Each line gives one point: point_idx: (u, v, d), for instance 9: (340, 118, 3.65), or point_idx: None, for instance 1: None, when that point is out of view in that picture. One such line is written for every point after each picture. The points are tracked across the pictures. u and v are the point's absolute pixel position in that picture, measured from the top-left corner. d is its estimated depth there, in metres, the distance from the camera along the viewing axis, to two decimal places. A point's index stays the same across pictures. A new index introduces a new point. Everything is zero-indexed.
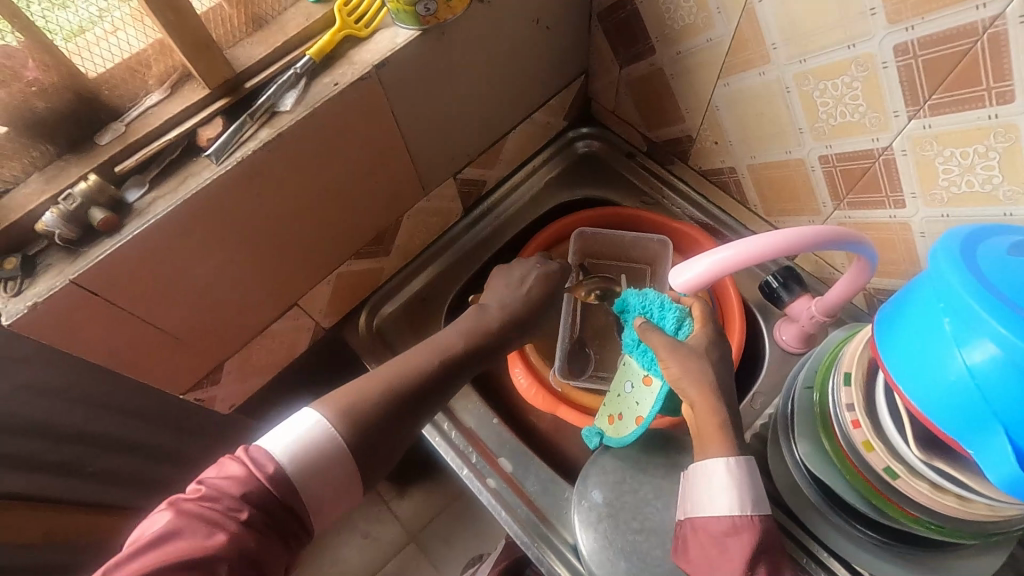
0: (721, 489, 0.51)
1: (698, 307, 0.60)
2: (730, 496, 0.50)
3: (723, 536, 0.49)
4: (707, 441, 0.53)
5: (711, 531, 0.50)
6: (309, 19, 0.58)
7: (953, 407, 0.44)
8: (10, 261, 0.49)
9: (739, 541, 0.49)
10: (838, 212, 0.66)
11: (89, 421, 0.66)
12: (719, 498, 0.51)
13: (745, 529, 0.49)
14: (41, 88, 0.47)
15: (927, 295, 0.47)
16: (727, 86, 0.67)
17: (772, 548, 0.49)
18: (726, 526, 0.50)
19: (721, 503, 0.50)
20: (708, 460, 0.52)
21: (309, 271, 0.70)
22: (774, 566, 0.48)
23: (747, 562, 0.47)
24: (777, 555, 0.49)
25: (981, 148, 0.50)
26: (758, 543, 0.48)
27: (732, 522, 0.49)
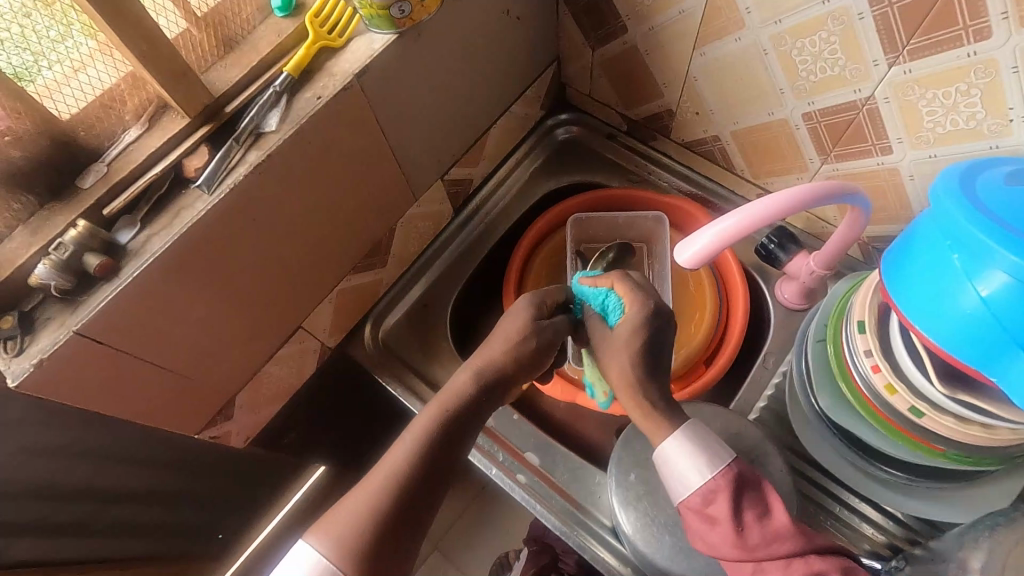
0: (680, 467, 0.50)
1: (618, 285, 0.57)
2: (692, 466, 0.50)
3: (705, 507, 0.49)
4: (651, 430, 0.53)
5: (691, 507, 0.50)
6: (281, 35, 0.56)
7: (969, 338, 0.46)
8: (7, 319, 0.47)
9: (719, 507, 0.48)
10: (826, 166, 0.67)
11: (97, 477, 0.63)
12: (682, 475, 0.50)
13: (719, 492, 0.49)
14: (15, 136, 0.45)
15: (932, 233, 0.48)
16: (704, 56, 0.67)
17: (749, 491, 0.50)
18: (702, 496, 0.49)
19: (688, 477, 0.50)
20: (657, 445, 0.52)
21: (309, 291, 0.69)
22: (760, 507, 0.49)
23: (735, 519, 0.47)
24: (756, 493, 0.50)
25: (962, 87, 0.51)
26: (735, 496, 0.48)
27: (703, 493, 0.49)
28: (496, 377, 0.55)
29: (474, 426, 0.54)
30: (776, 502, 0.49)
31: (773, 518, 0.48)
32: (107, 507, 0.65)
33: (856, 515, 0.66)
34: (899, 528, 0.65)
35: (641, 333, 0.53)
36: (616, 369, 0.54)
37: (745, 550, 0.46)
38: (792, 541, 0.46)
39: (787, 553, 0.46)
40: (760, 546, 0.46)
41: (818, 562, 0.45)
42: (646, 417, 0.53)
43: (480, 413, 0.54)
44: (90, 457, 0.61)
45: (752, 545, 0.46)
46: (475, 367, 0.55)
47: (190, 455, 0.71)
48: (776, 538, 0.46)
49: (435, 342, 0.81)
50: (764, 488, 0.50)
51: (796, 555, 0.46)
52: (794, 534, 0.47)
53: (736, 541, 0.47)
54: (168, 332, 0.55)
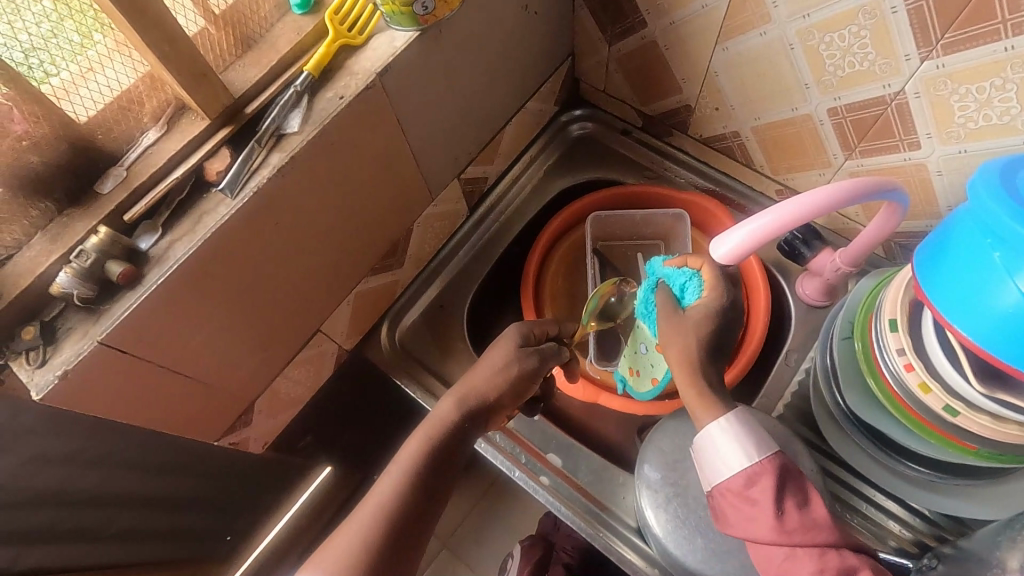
0: (728, 449, 0.49)
1: (707, 269, 0.57)
2: (739, 448, 0.49)
3: (746, 489, 0.48)
4: (699, 411, 0.52)
5: (734, 488, 0.48)
6: (300, 33, 0.55)
7: (1008, 336, 0.45)
8: (28, 330, 0.46)
9: (762, 489, 0.47)
10: (850, 162, 0.66)
11: (109, 484, 0.62)
12: (727, 457, 0.49)
13: (763, 476, 0.47)
14: (32, 140, 0.44)
15: (971, 229, 0.47)
16: (726, 51, 0.66)
17: (792, 481, 0.48)
18: (746, 478, 0.48)
19: (734, 458, 0.49)
20: (707, 425, 0.51)
21: (327, 294, 0.68)
22: (801, 496, 0.47)
23: (775, 504, 0.46)
24: (798, 483, 0.48)
25: (997, 82, 0.50)
26: (779, 480, 0.47)
27: (747, 475, 0.48)
28: (489, 402, 0.56)
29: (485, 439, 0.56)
30: (816, 495, 0.47)
31: (812, 509, 0.46)
32: (120, 514, 0.64)
33: (881, 511, 0.66)
34: (925, 525, 0.65)
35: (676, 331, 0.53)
36: (677, 347, 0.53)
37: (781, 534, 0.45)
38: (828, 532, 0.45)
39: (823, 542, 0.45)
40: (798, 531, 0.45)
41: (851, 556, 0.44)
42: (701, 397, 0.52)
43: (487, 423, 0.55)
44: (104, 464, 0.60)
45: (791, 530, 0.45)
46: (461, 394, 0.56)
47: (206, 460, 0.70)
48: (814, 527, 0.45)
49: (451, 342, 0.80)
50: (805, 481, 0.49)
51: (831, 546, 0.45)
52: (831, 526, 0.46)
53: (774, 524, 0.45)
54: (190, 338, 0.54)
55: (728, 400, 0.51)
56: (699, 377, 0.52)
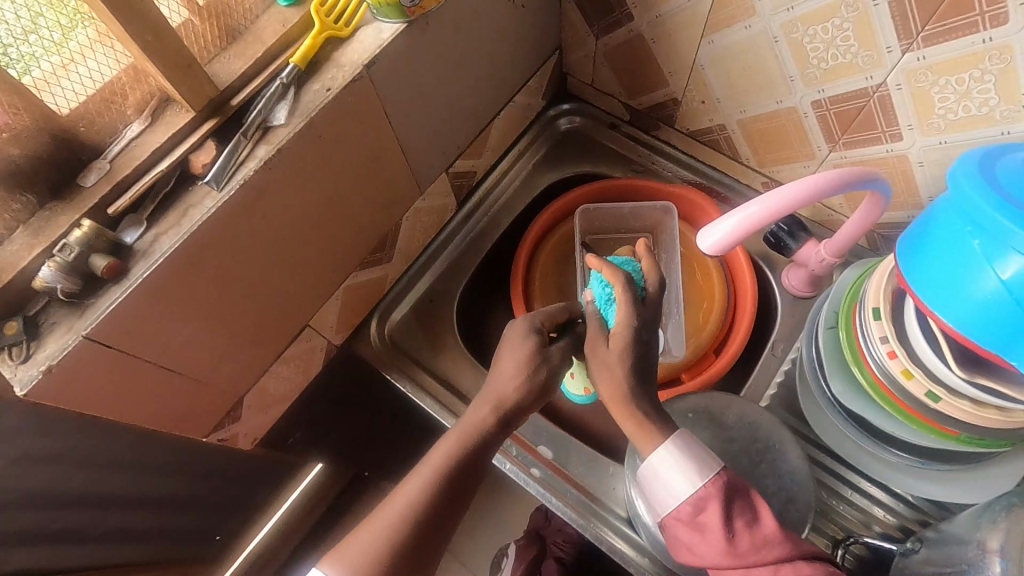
0: (673, 477, 0.49)
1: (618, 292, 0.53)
2: (683, 476, 0.49)
3: (695, 515, 0.48)
4: (641, 439, 0.51)
5: (683, 517, 0.49)
6: (286, 25, 0.54)
7: (990, 322, 0.46)
8: (11, 325, 0.45)
9: (711, 516, 0.47)
10: (834, 154, 0.67)
11: (93, 483, 0.61)
12: (673, 485, 0.49)
13: (710, 500, 0.48)
14: (13, 133, 0.43)
15: (951, 218, 0.48)
16: (712, 44, 0.67)
17: (740, 497, 0.49)
18: (693, 505, 0.48)
19: (680, 488, 0.49)
20: (648, 457, 0.51)
21: (315, 288, 0.67)
22: (749, 514, 0.48)
23: (725, 527, 0.47)
24: (745, 499, 0.49)
25: (976, 73, 0.51)
26: (725, 502, 0.48)
27: (695, 500, 0.48)
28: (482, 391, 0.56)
29: None
30: (764, 508, 0.48)
31: (762, 525, 0.47)
32: (107, 513, 0.63)
33: (866, 498, 0.67)
34: (908, 510, 0.66)
35: (611, 353, 0.51)
36: (606, 381, 0.51)
37: (736, 558, 0.46)
38: (781, 547, 0.46)
39: (776, 559, 0.46)
40: (750, 552, 0.46)
41: (805, 567, 0.46)
42: (638, 426, 0.51)
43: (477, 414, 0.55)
44: (88, 463, 0.59)
45: (742, 551, 0.46)
46: None
47: (194, 457, 0.70)
48: (765, 544, 0.46)
49: (441, 336, 0.80)
50: (752, 494, 0.50)
51: (785, 560, 0.46)
52: (782, 539, 0.47)
53: (725, 549, 0.46)
54: (176, 333, 0.53)
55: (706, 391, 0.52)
56: (632, 409, 0.51)
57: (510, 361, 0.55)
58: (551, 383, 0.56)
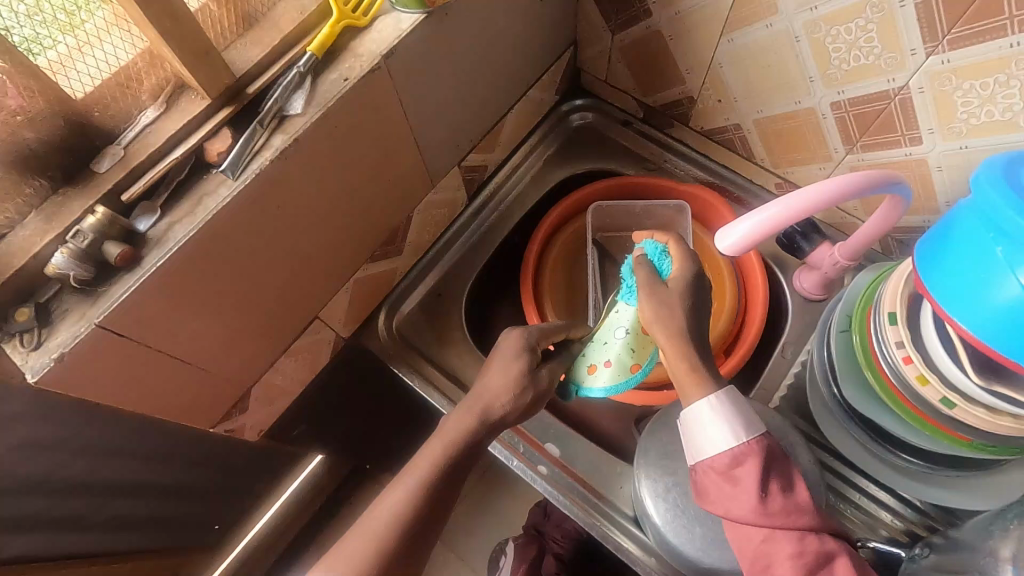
0: (715, 429, 0.49)
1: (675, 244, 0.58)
2: (726, 429, 0.49)
3: (731, 469, 0.48)
4: (687, 385, 0.51)
5: (718, 467, 0.49)
6: (303, 12, 0.53)
7: (1010, 329, 0.45)
8: (23, 311, 0.44)
9: (748, 470, 0.47)
10: (851, 156, 0.67)
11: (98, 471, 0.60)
12: (714, 436, 0.49)
13: (749, 456, 0.48)
14: (27, 116, 0.42)
15: (973, 223, 0.48)
16: (731, 42, 0.66)
17: (777, 464, 0.49)
18: (731, 458, 0.48)
19: (720, 439, 0.49)
20: (691, 404, 0.51)
21: (325, 280, 0.67)
22: (785, 480, 0.48)
23: (760, 486, 0.46)
24: (782, 468, 0.49)
25: (1002, 78, 0.51)
26: (764, 463, 0.48)
27: (734, 454, 0.48)
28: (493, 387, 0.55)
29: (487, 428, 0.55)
30: (800, 479, 0.48)
31: (795, 492, 0.47)
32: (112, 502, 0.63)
33: (873, 502, 0.67)
34: (915, 515, 0.66)
35: (672, 295, 0.54)
36: (663, 322, 0.52)
37: (762, 516, 0.46)
38: (809, 517, 0.46)
39: (803, 526, 0.45)
40: (779, 514, 0.45)
41: (830, 542, 0.45)
42: (691, 370, 0.51)
43: (489, 411, 0.55)
44: (94, 451, 0.58)
45: (773, 511, 0.45)
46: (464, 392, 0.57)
47: (200, 447, 0.69)
48: (796, 510, 0.46)
49: (450, 331, 0.80)
50: (790, 466, 0.49)
51: (811, 530, 0.45)
52: (813, 511, 0.46)
53: (755, 506, 0.46)
54: (187, 323, 0.53)
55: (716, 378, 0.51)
56: (691, 351, 0.51)
57: (499, 378, 0.56)
58: (537, 403, 0.58)
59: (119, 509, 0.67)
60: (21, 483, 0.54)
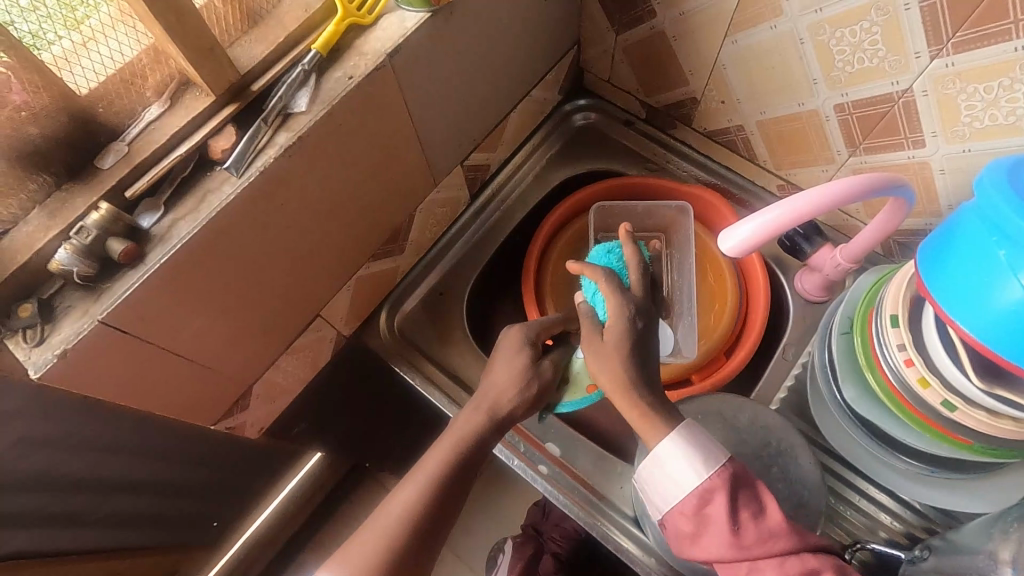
0: (679, 468, 0.49)
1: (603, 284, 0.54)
2: (689, 467, 0.49)
3: (701, 508, 0.48)
4: (645, 429, 0.51)
5: (688, 509, 0.49)
6: (309, 10, 0.53)
7: (1013, 333, 0.45)
8: (26, 307, 0.44)
9: (716, 507, 0.48)
10: (853, 158, 0.67)
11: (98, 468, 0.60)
12: (679, 476, 0.49)
13: (715, 491, 0.48)
14: (32, 111, 0.42)
15: (976, 226, 0.48)
16: (735, 44, 0.66)
17: (745, 489, 0.49)
18: (698, 496, 0.48)
19: (685, 478, 0.49)
20: (653, 449, 0.51)
21: (327, 279, 0.67)
22: (755, 506, 0.48)
23: (730, 520, 0.47)
24: (750, 491, 0.49)
25: (1005, 82, 0.51)
26: (731, 494, 0.48)
27: (700, 492, 0.48)
28: None
29: (489, 428, 0.55)
30: (769, 499, 0.49)
31: (767, 516, 0.48)
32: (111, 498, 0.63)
33: (873, 504, 0.68)
34: (915, 517, 0.66)
35: (606, 349, 0.52)
36: (607, 369, 0.51)
37: (740, 550, 0.46)
38: (785, 539, 0.47)
39: (782, 551, 0.46)
40: (756, 545, 0.46)
41: (812, 558, 0.46)
42: (642, 416, 0.51)
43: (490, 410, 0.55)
44: (94, 447, 0.58)
45: (748, 544, 0.46)
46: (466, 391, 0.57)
47: (200, 444, 0.69)
48: (771, 537, 0.47)
49: (451, 331, 0.80)
50: (757, 485, 0.50)
51: (790, 552, 0.46)
52: (787, 531, 0.47)
53: (731, 542, 0.47)
54: (188, 320, 0.53)
55: (670, 416, 0.51)
56: (633, 396, 0.51)
57: (503, 374, 0.57)
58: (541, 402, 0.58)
59: (119, 505, 0.67)
60: (22, 479, 0.54)
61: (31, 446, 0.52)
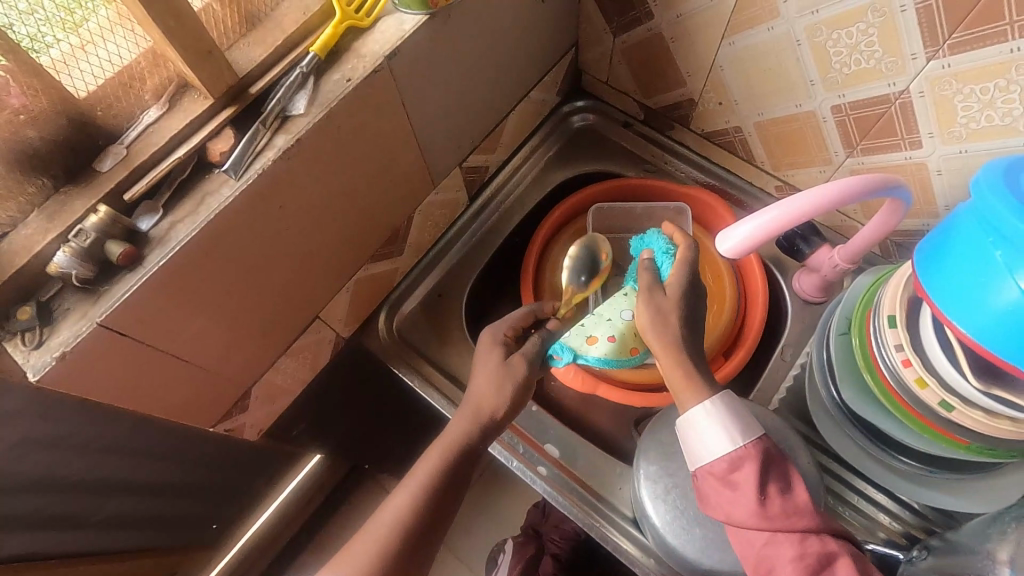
0: (714, 432, 0.50)
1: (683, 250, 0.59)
2: (724, 431, 0.50)
3: (729, 473, 0.49)
4: (682, 391, 0.53)
5: (717, 471, 0.49)
6: (307, 13, 0.53)
7: (1010, 333, 0.45)
8: (25, 310, 0.45)
9: (745, 474, 0.48)
10: (851, 159, 0.67)
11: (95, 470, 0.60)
12: (713, 439, 0.50)
13: (746, 459, 0.49)
14: (30, 114, 0.42)
15: (972, 227, 0.48)
16: (733, 46, 0.66)
17: (776, 466, 0.49)
18: (729, 462, 0.49)
19: (718, 443, 0.50)
20: (690, 409, 0.52)
21: (326, 281, 0.67)
22: (784, 482, 0.48)
23: (758, 489, 0.47)
24: (781, 469, 0.49)
25: (1001, 83, 0.51)
26: (761, 466, 0.48)
27: (731, 458, 0.49)
28: None
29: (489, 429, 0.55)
30: (798, 480, 0.49)
31: (794, 494, 0.48)
32: None
33: (872, 505, 0.68)
34: (914, 517, 0.66)
35: (668, 300, 0.55)
36: (660, 330, 0.54)
37: (763, 519, 0.46)
38: (810, 518, 0.46)
39: (805, 527, 0.46)
40: (779, 517, 0.46)
41: (832, 543, 0.46)
42: (685, 379, 0.53)
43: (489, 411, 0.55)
44: (93, 450, 0.58)
45: (773, 514, 0.46)
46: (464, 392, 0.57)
47: (199, 447, 0.69)
48: (795, 513, 0.46)
49: (450, 332, 0.80)
50: (788, 467, 0.50)
51: (812, 532, 0.46)
52: (812, 512, 0.47)
53: (755, 510, 0.47)
54: (186, 323, 0.53)
55: (710, 383, 0.53)
56: (683, 360, 0.53)
57: (497, 377, 0.56)
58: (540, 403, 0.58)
59: (119, 507, 0.67)
60: (20, 481, 0.54)
61: (29, 448, 0.52)
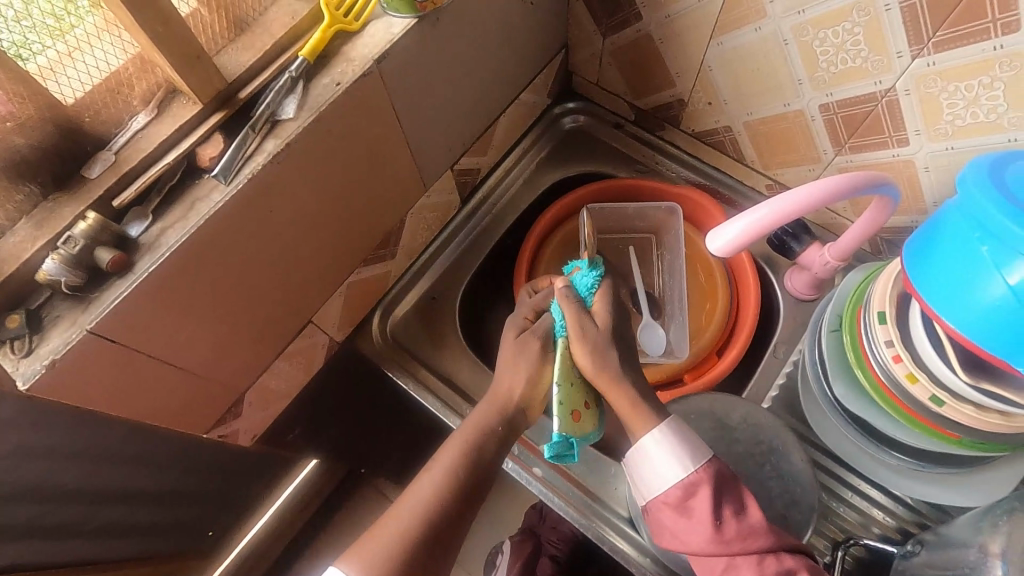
0: (665, 461, 0.51)
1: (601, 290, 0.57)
2: (675, 460, 0.51)
3: (684, 500, 0.50)
4: (632, 421, 0.53)
5: (672, 500, 0.50)
6: (295, 17, 0.54)
7: (999, 329, 0.46)
8: (14, 318, 0.44)
9: (699, 500, 0.49)
10: (839, 158, 0.68)
11: None
12: (664, 468, 0.51)
13: (700, 485, 0.50)
14: (17, 121, 0.42)
15: (959, 224, 0.48)
16: (721, 46, 0.67)
17: (728, 488, 0.51)
18: (682, 490, 0.50)
19: (670, 471, 0.51)
20: (641, 439, 0.52)
21: (317, 284, 0.67)
22: (737, 503, 0.50)
23: (712, 515, 0.49)
24: (733, 491, 0.51)
25: (985, 80, 0.52)
26: (715, 490, 0.50)
27: (684, 485, 0.50)
28: None
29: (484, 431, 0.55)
30: (751, 500, 0.50)
31: (748, 515, 0.49)
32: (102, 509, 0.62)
33: (866, 500, 0.68)
34: (907, 512, 0.67)
35: (599, 330, 0.55)
36: (600, 362, 0.53)
37: (720, 544, 0.48)
38: (765, 538, 0.48)
39: (760, 549, 0.48)
40: (735, 540, 0.48)
41: (789, 559, 0.48)
42: (632, 405, 0.53)
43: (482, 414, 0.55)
44: None
45: (729, 538, 0.48)
46: None
47: (193, 453, 0.69)
48: (751, 534, 0.48)
49: (443, 335, 0.80)
50: (740, 487, 0.52)
51: (769, 551, 0.48)
52: (766, 531, 0.49)
53: (712, 536, 0.48)
54: (177, 327, 0.52)
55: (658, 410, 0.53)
56: (626, 387, 0.53)
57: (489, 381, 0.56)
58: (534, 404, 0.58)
59: None
60: None
61: None
